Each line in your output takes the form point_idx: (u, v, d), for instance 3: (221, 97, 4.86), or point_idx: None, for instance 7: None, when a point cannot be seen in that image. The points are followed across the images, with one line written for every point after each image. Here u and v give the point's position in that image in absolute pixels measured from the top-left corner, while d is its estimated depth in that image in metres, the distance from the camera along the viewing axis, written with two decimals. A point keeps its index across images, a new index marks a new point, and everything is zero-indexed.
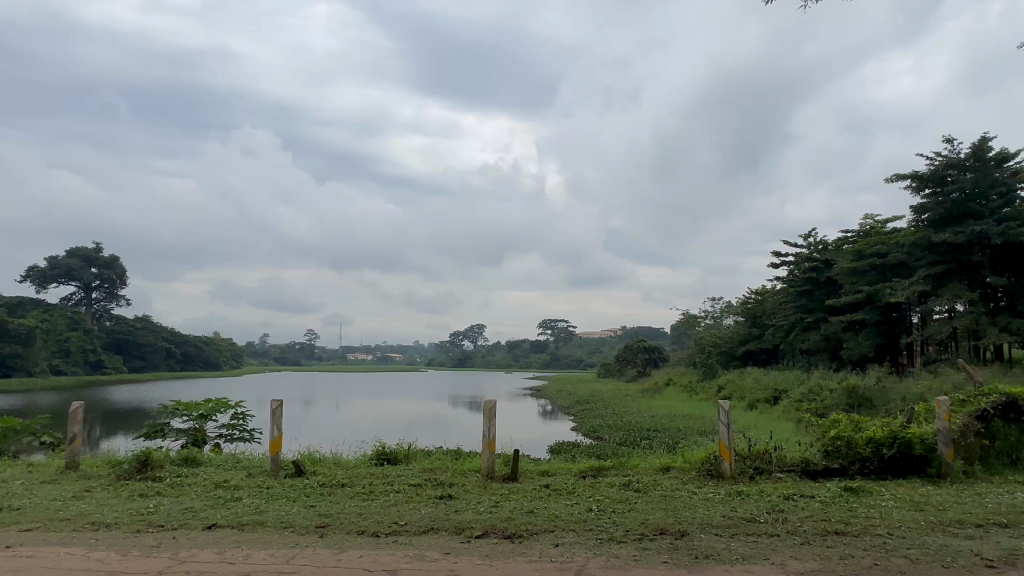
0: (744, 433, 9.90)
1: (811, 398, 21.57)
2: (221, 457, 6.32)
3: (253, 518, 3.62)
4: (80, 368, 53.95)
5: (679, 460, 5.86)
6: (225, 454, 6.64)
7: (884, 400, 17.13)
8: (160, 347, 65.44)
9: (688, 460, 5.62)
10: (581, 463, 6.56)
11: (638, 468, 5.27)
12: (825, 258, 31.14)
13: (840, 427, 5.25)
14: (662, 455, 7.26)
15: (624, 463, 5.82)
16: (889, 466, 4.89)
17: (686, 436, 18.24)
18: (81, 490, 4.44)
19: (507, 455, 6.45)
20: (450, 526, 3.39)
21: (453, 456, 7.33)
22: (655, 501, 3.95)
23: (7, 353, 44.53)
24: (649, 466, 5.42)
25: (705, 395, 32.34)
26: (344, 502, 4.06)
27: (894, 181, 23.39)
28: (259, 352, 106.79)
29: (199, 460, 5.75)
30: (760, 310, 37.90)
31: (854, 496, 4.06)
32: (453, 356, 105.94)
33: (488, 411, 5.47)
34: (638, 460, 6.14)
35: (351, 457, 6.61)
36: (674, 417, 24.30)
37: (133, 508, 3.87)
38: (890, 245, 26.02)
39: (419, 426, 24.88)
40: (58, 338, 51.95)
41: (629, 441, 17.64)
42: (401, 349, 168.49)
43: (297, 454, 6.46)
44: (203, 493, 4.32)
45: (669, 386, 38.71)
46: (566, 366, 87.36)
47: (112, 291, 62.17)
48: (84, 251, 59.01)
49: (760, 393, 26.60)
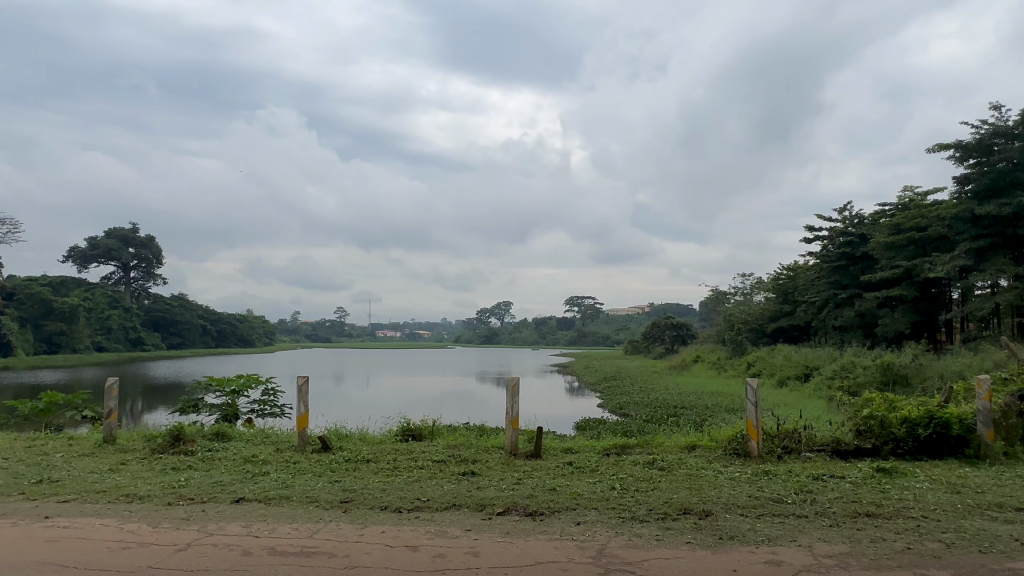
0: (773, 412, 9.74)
1: (843, 375, 21.23)
2: (251, 431, 6.46)
3: (279, 492, 3.68)
4: (122, 345, 55.90)
5: (705, 438, 5.78)
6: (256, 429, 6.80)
7: (920, 377, 16.80)
8: (195, 324, 67.30)
9: (715, 438, 5.52)
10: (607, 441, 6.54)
11: (663, 446, 5.23)
12: (860, 233, 30.27)
13: (873, 406, 5.08)
14: (688, 433, 7.24)
15: (651, 441, 5.77)
16: (924, 447, 4.75)
17: (714, 414, 18.15)
18: (116, 464, 4.57)
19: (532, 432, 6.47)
20: (471, 502, 3.41)
21: (477, 432, 7.40)
22: (679, 481, 3.89)
23: (53, 331, 46.37)
24: (674, 444, 5.38)
25: (734, 372, 32.03)
26: (369, 478, 4.11)
27: (936, 150, 22.49)
28: (291, 329, 109.27)
29: (230, 434, 5.88)
30: (791, 287, 37.14)
31: (886, 476, 3.94)
32: (480, 334, 106.70)
33: (511, 388, 5.34)
34: (664, 439, 6.07)
35: (377, 433, 6.71)
36: (703, 395, 24.13)
37: (165, 481, 3.99)
38: (930, 218, 25.13)
39: (446, 402, 25.24)
40: (100, 316, 53.82)
41: (656, 419, 17.60)
42: (429, 327, 170.19)
43: (325, 429, 6.57)
44: (232, 467, 4.42)
45: (697, 364, 38.38)
46: (593, 343, 87.34)
47: (149, 271, 63.99)
48: (121, 231, 60.76)
49: (791, 369, 26.24)
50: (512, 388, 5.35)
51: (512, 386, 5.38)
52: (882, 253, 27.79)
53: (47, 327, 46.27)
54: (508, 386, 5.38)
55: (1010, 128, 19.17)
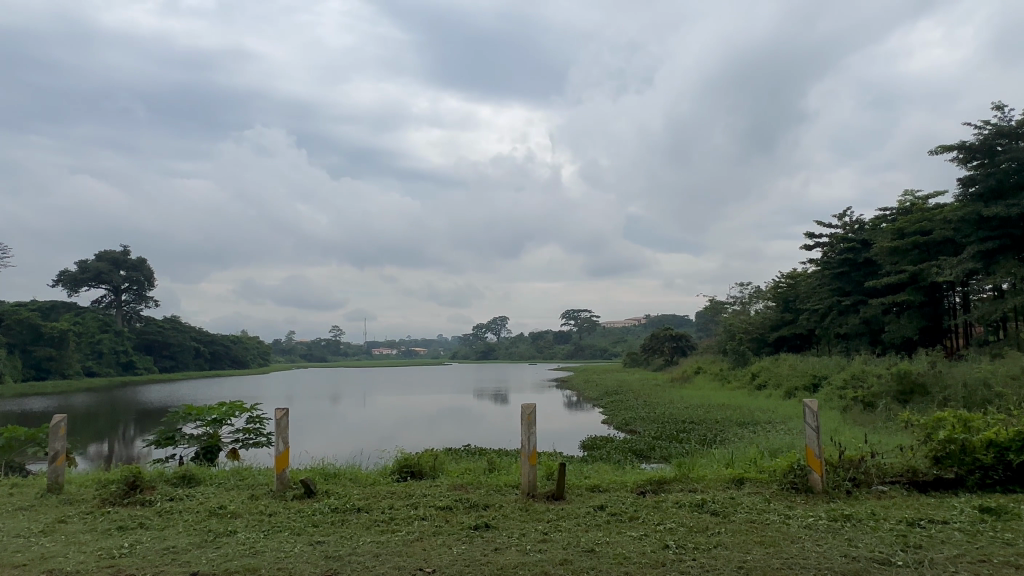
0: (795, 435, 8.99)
1: (856, 385, 20.55)
2: (228, 469, 5.74)
3: (244, 562, 2.92)
4: (113, 369, 54.75)
5: (749, 468, 5.06)
6: (234, 466, 6.05)
7: (939, 386, 16.24)
8: (188, 346, 66.18)
9: (762, 469, 4.80)
10: (631, 472, 5.79)
11: (703, 480, 4.53)
12: (862, 239, 29.73)
13: (947, 426, 4.45)
14: (718, 463, 6.51)
15: (685, 472, 5.04)
16: (1017, 476, 4.08)
17: (726, 429, 17.42)
18: (54, 521, 3.80)
19: (550, 463, 5.73)
20: (491, 572, 2.67)
21: (484, 464, 6.66)
22: (744, 533, 3.14)
23: (41, 356, 45.26)
24: (713, 476, 4.70)
25: (738, 383, 31.31)
26: (360, 536, 3.34)
27: (939, 152, 22.10)
28: (286, 350, 108.08)
29: (204, 474, 5.09)
30: (792, 295, 36.49)
31: (997, 520, 3.20)
32: (477, 349, 105.61)
33: (528, 421, 4.38)
34: (698, 470, 5.32)
35: (370, 469, 5.94)
36: (711, 408, 23.37)
37: (102, 548, 3.19)
38: (935, 222, 24.64)
39: (443, 419, 24.35)
40: (90, 340, 52.73)
41: (665, 436, 16.85)
42: (425, 344, 169.27)
43: (310, 466, 5.80)
44: (194, 524, 3.65)
45: (699, 375, 37.64)
46: (591, 356, 86.56)
47: (141, 293, 62.94)
48: (112, 254, 59.91)
49: (799, 379, 25.54)
50: (528, 422, 4.39)
51: (528, 418, 4.41)
52: (885, 258, 27.29)
53: (36, 353, 45.11)
54: (523, 419, 4.41)
55: (1014, 128, 18.65)
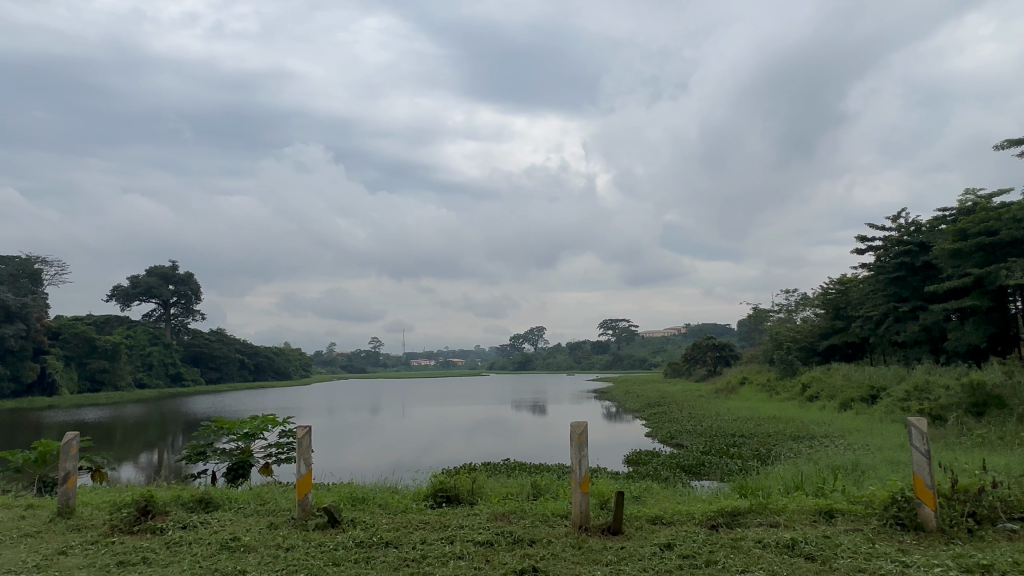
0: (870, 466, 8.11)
1: (920, 397, 19.26)
2: (251, 491, 5.38)
3: None
4: (162, 381, 56.28)
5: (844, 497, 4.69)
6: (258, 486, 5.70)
7: (1019, 398, 14.97)
8: (233, 358, 67.67)
9: (855, 498, 4.48)
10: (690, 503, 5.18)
11: (778, 511, 3.94)
12: (919, 241, 28.09)
13: None
14: (783, 492, 5.85)
15: (754, 502, 4.43)
16: None
17: (778, 444, 16.54)
18: (54, 554, 3.44)
19: (601, 489, 5.26)
20: None
21: (527, 489, 6.14)
22: None
23: (95, 368, 46.78)
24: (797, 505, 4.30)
25: (788, 394, 29.92)
26: None
27: (1008, 147, 20.71)
28: (327, 361, 109.78)
29: (223, 496, 4.69)
30: (843, 301, 34.76)
31: None
32: (514, 359, 105.12)
33: (579, 442, 3.80)
34: (770, 501, 4.69)
35: (401, 492, 5.52)
36: (761, 420, 22.28)
37: None
38: (1002, 221, 23.08)
39: (481, 430, 23.87)
40: (141, 353, 54.38)
41: (713, 451, 16.04)
42: (463, 355, 170.00)
43: (336, 490, 5.38)
44: (201, 560, 3.24)
45: (745, 386, 36.25)
46: (630, 367, 85.16)
47: (189, 306, 64.70)
48: (161, 269, 61.84)
49: (855, 390, 24.12)
50: (579, 444, 3.82)
51: (579, 440, 3.83)
52: (946, 261, 25.71)
53: (90, 365, 46.63)
54: (573, 440, 3.84)
55: None
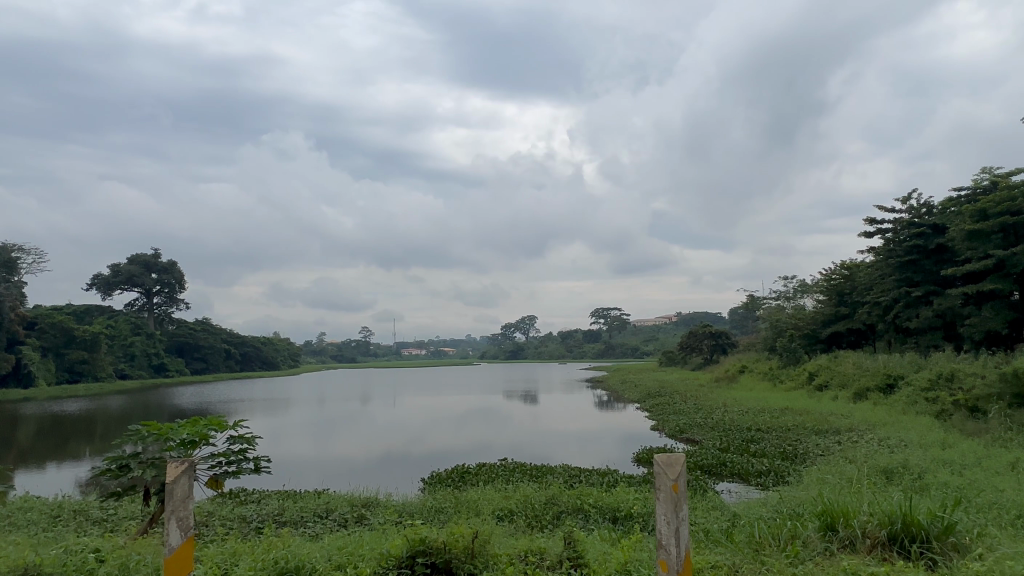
0: (958, 507, 6.37)
1: (948, 386, 17.86)
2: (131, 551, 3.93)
3: None
4: (145, 372, 54.16)
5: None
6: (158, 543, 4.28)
7: None
8: (219, 348, 65.64)
9: None
10: None
11: None
12: (931, 223, 26.65)
13: None
14: (903, 553, 4.59)
15: None
16: None
17: (800, 439, 15.11)
18: None
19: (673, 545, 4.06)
20: None
21: (558, 539, 4.71)
22: None
23: (74, 359, 44.70)
24: None
25: (793, 383, 28.58)
26: None
27: None
28: (317, 351, 107.71)
29: None
30: (848, 287, 33.26)
31: None
32: (506, 349, 103.64)
33: (675, 496, 2.50)
34: None
35: (359, 546, 4.27)
36: (773, 412, 20.83)
37: None
38: None
39: (470, 420, 22.23)
40: (123, 343, 52.08)
41: (732, 448, 14.46)
42: (454, 344, 168.49)
43: (266, 549, 4.05)
44: None
45: (745, 375, 34.94)
46: (622, 355, 83.94)
47: (173, 295, 62.40)
48: (144, 257, 59.47)
49: (869, 379, 22.67)
50: (674, 499, 2.52)
51: (675, 491, 2.53)
52: (962, 243, 24.18)
53: (69, 355, 44.50)
54: (666, 492, 2.53)
55: None
